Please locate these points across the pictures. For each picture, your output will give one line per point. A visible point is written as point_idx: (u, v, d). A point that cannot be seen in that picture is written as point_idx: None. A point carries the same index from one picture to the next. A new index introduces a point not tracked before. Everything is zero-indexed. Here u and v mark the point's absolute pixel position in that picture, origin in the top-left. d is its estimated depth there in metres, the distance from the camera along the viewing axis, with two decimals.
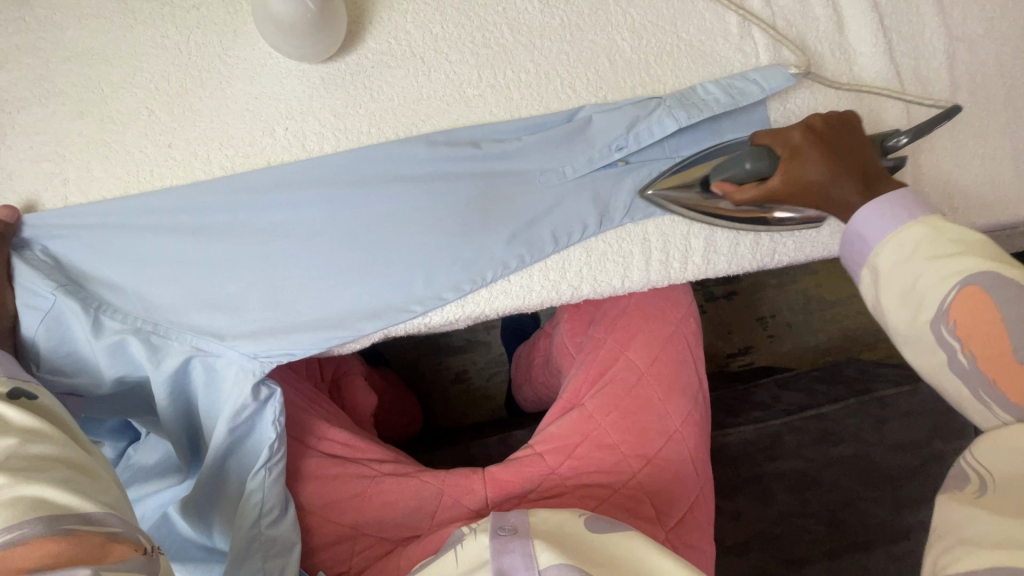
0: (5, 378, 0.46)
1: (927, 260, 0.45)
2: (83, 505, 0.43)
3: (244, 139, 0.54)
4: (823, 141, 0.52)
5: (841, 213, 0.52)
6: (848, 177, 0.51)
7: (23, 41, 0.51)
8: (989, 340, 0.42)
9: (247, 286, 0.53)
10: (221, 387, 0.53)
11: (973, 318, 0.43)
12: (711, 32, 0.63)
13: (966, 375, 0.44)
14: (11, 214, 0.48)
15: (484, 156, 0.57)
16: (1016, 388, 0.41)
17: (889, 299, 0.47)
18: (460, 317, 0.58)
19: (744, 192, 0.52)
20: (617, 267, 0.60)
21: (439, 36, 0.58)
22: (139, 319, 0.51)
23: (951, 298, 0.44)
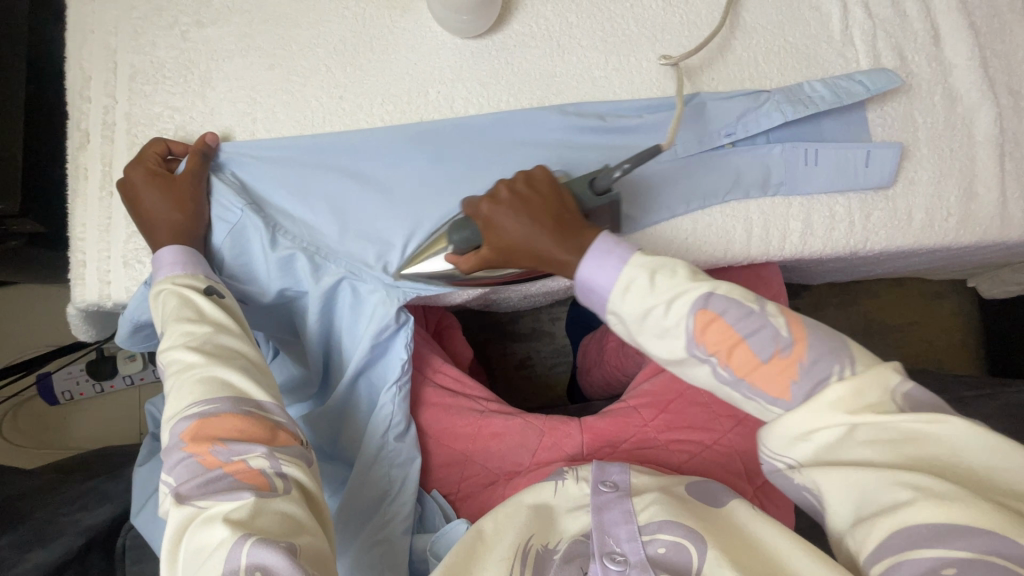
0: (202, 276, 0.53)
1: (660, 296, 0.44)
2: (261, 393, 0.49)
3: (403, 97, 0.62)
4: (503, 207, 0.50)
5: (554, 268, 0.49)
6: (541, 233, 0.49)
7: (232, 2, 0.61)
8: (732, 355, 0.43)
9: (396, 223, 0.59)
10: (364, 310, 0.59)
11: (717, 340, 0.44)
12: (815, 38, 0.69)
13: (732, 384, 0.44)
14: (212, 138, 0.57)
15: (607, 130, 0.64)
16: (771, 383, 0.43)
17: (646, 338, 0.46)
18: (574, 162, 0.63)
19: (465, 262, 0.53)
20: (720, 239, 0.65)
21: (573, 24, 0.66)
22: (305, 242, 0.58)
23: (690, 325, 0.44)
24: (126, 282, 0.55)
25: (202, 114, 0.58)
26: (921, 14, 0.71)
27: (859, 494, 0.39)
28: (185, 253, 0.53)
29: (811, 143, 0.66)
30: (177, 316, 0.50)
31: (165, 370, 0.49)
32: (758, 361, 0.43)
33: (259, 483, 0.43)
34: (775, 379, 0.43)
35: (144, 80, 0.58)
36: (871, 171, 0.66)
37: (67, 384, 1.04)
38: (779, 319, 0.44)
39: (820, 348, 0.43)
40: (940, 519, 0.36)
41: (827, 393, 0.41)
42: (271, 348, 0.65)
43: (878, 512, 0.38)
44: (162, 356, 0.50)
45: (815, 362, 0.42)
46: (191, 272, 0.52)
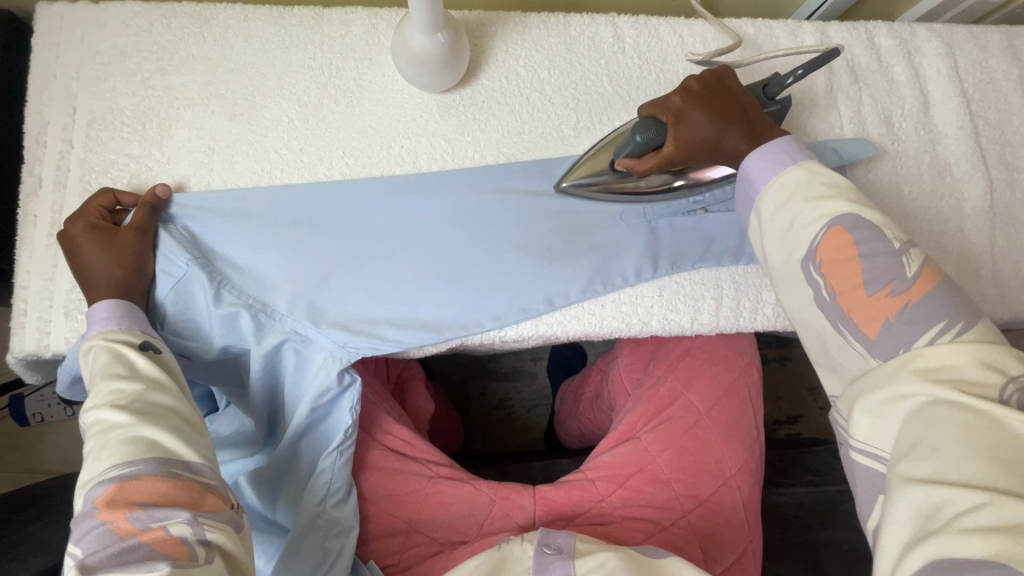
0: (139, 331, 0.52)
1: (802, 198, 0.48)
2: (191, 454, 0.47)
3: (364, 150, 0.60)
4: (699, 98, 0.54)
5: (727, 160, 0.55)
6: (735, 127, 0.53)
7: (199, 50, 0.60)
8: (848, 271, 0.44)
9: (347, 280, 0.58)
10: (308, 370, 0.57)
11: (839, 253, 0.45)
12: (798, 100, 0.67)
13: (827, 308, 0.45)
14: (164, 189, 0.56)
15: (571, 193, 0.62)
16: (865, 315, 0.43)
17: (769, 240, 0.50)
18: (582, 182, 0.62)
19: (645, 163, 0.54)
20: (687, 308, 0.62)
21: (545, 80, 0.64)
22: (252, 297, 0.56)
23: (820, 237, 0.46)
24: (65, 333, 0.53)
25: (157, 162, 0.58)
26: (910, 79, 0.69)
27: (924, 504, 0.34)
28: (121, 310, 0.51)
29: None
30: (107, 373, 0.48)
31: (88, 429, 0.47)
32: (868, 292, 0.44)
33: (178, 552, 0.41)
34: (875, 312, 0.43)
35: (102, 127, 0.58)
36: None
37: (38, 406, 1.04)
38: (913, 263, 0.44)
39: (938, 293, 0.42)
40: (988, 545, 0.30)
41: (926, 356, 0.40)
42: (223, 399, 0.63)
43: (933, 527, 0.33)
44: (87, 415, 0.48)
45: (921, 304, 0.42)
46: (127, 326, 0.51)
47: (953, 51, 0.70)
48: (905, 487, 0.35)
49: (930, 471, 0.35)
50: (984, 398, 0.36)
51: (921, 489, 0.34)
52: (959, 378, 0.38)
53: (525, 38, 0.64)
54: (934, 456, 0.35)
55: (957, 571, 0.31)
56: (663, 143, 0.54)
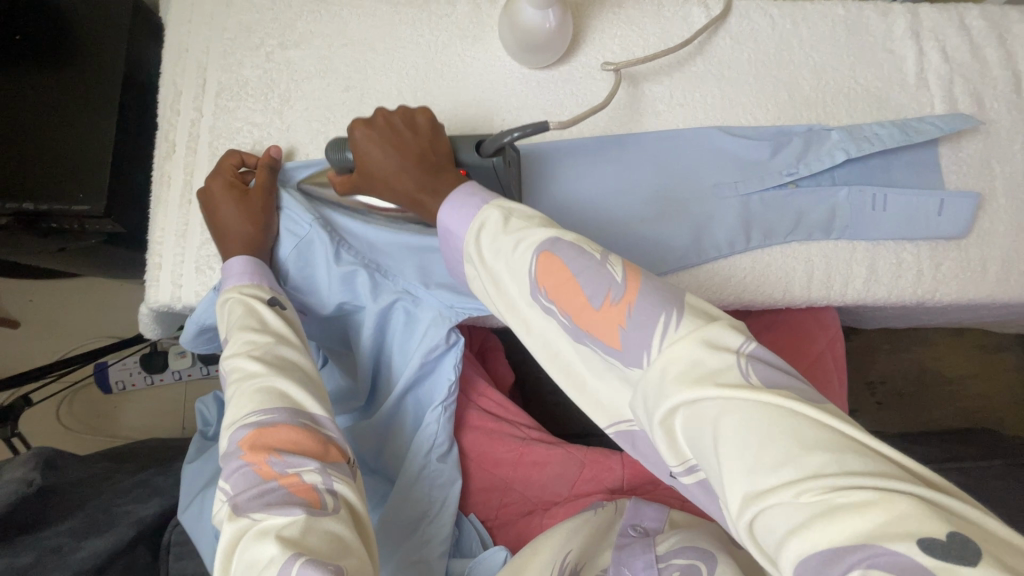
0: (268, 288, 0.55)
1: (511, 233, 0.40)
2: (317, 407, 0.48)
3: (468, 122, 0.63)
4: (386, 132, 0.49)
5: (417, 208, 0.48)
6: (411, 165, 0.48)
7: (316, 27, 0.64)
8: (570, 303, 0.37)
9: None
10: (417, 329, 0.60)
11: (556, 282, 0.37)
12: (888, 80, 0.68)
13: (571, 335, 0.37)
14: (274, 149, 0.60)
15: (665, 167, 0.64)
16: (600, 330, 0.36)
17: (500, 295, 0.40)
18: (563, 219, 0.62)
19: (341, 185, 0.54)
20: (780, 280, 0.63)
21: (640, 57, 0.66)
22: (366, 257, 0.59)
23: (534, 269, 0.38)
24: (195, 286, 0.57)
25: (278, 130, 0.62)
26: (1002, 60, 0.69)
27: (768, 507, 0.28)
28: (251, 266, 0.54)
29: (880, 188, 0.64)
30: (243, 324, 0.51)
31: (226, 377, 0.50)
32: (581, 317, 0.37)
33: (310, 499, 0.42)
34: (607, 326, 0.36)
35: (229, 97, 0.62)
36: (943, 220, 0.64)
37: (122, 374, 1.09)
38: (617, 265, 0.37)
39: (648, 294, 0.36)
40: (842, 526, 0.26)
41: (675, 358, 0.33)
42: (324, 358, 0.66)
43: (794, 517, 0.27)
44: (225, 363, 0.50)
45: (646, 308, 0.35)
46: (257, 283, 0.54)
47: None
48: (759, 501, 0.29)
49: (760, 467, 0.29)
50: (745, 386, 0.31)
51: (776, 498, 0.28)
52: (706, 371, 0.32)
53: (620, 18, 0.67)
54: (752, 445, 0.30)
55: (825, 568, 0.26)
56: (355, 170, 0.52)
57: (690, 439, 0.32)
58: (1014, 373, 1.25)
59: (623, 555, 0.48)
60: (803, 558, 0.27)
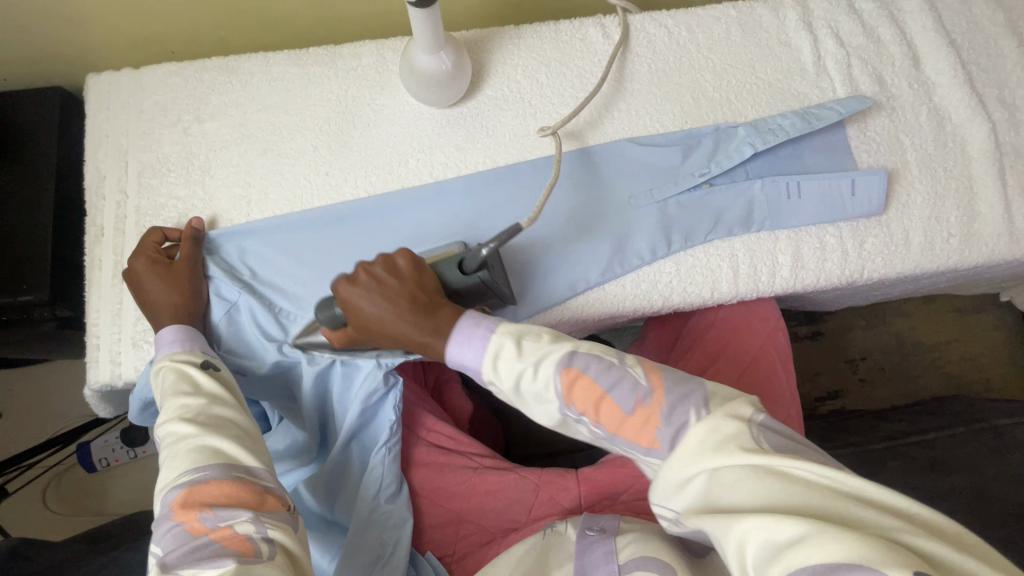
0: (200, 352, 0.55)
1: (526, 359, 0.45)
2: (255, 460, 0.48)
3: (385, 168, 0.66)
4: (375, 280, 0.52)
5: (419, 348, 0.50)
6: (404, 310, 0.50)
7: (230, 97, 0.67)
8: (600, 413, 0.43)
9: None
10: (354, 376, 0.61)
11: (584, 396, 0.43)
12: (788, 71, 0.70)
13: (607, 438, 0.43)
14: (196, 222, 0.62)
15: (580, 186, 0.65)
16: (634, 433, 0.42)
17: (528, 404, 0.45)
18: (562, 320, 0.64)
19: (337, 336, 0.56)
20: (705, 279, 0.64)
21: (544, 84, 0.69)
22: (293, 313, 0.61)
23: (558, 384, 0.44)
24: (133, 361, 0.59)
25: (201, 200, 0.64)
26: (896, 37, 0.71)
27: (766, 529, 0.33)
28: (181, 333, 0.55)
29: (792, 176, 0.65)
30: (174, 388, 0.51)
31: (160, 443, 0.49)
32: (604, 421, 0.43)
33: (243, 549, 0.42)
34: (637, 432, 0.42)
35: (151, 174, 0.64)
36: (858, 200, 0.65)
37: (104, 451, 1.09)
38: (638, 370, 0.44)
39: (674, 394, 0.42)
40: (838, 549, 0.31)
41: (696, 435, 0.39)
42: (275, 416, 0.66)
43: (787, 539, 0.32)
44: (158, 430, 0.50)
45: (673, 408, 0.41)
46: (188, 349, 0.54)
47: (936, 5, 0.72)
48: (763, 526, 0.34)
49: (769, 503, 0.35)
50: (757, 450, 0.37)
51: (777, 523, 0.33)
52: (722, 436, 0.38)
53: (520, 49, 0.69)
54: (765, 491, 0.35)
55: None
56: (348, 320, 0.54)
57: (700, 493, 0.38)
58: (993, 332, 1.25)
59: (586, 564, 0.49)
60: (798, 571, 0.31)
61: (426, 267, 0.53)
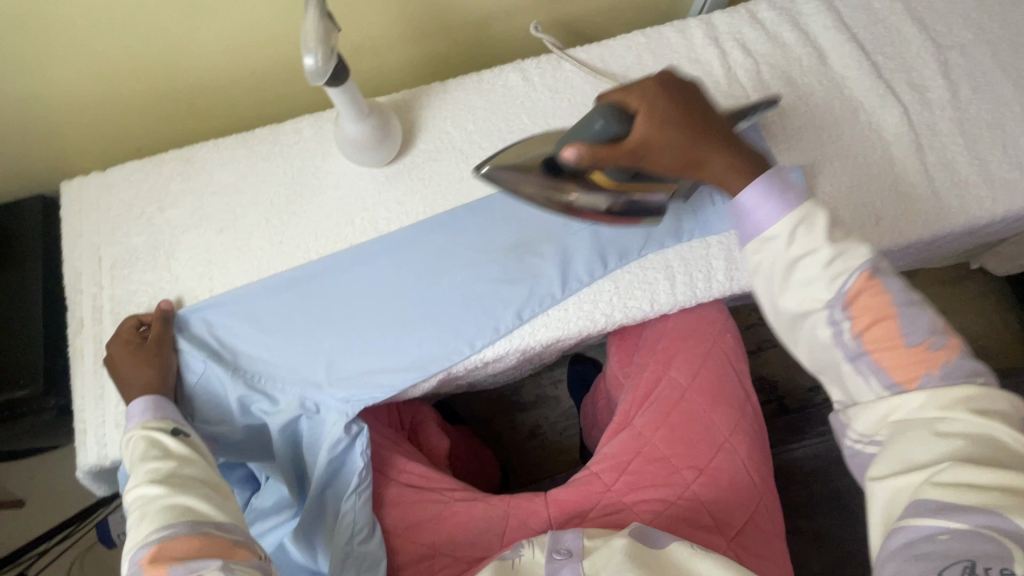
0: (169, 420, 0.59)
1: (829, 269, 0.54)
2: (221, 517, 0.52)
3: (333, 230, 0.70)
4: (662, 123, 0.58)
5: (694, 168, 0.61)
6: (705, 139, 0.60)
7: (187, 184, 0.73)
8: (881, 329, 0.52)
9: (336, 341, 0.66)
10: (323, 428, 0.65)
11: (865, 310, 0.53)
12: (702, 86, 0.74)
13: (846, 347, 0.53)
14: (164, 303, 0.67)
15: (512, 222, 0.69)
16: (896, 363, 0.51)
17: (795, 338, 0.56)
18: (510, 351, 0.66)
19: (599, 151, 0.56)
20: (644, 293, 0.67)
21: (472, 130, 0.73)
22: (259, 376, 0.66)
23: (847, 286, 0.53)
24: (118, 441, 0.63)
25: (168, 283, 0.69)
26: (800, 39, 0.75)
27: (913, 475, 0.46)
28: (152, 403, 0.60)
29: (714, 184, 0.68)
30: (144, 454, 0.55)
31: (130, 507, 0.53)
32: (930, 347, 0.51)
33: None
34: (914, 365, 0.51)
35: (122, 265, 0.70)
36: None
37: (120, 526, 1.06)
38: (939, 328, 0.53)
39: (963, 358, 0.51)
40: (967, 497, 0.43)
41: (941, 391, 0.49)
42: (263, 475, 0.69)
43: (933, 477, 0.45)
44: (128, 495, 0.54)
45: (956, 362, 0.51)
46: (158, 416, 0.59)
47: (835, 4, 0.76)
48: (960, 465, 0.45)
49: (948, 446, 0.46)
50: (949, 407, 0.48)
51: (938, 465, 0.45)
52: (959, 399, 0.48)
53: (447, 101, 0.74)
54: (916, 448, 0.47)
55: (937, 511, 0.43)
56: (626, 134, 0.58)
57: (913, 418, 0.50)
58: (982, 299, 1.23)
59: None
60: (924, 502, 0.44)
61: (689, 103, 0.61)
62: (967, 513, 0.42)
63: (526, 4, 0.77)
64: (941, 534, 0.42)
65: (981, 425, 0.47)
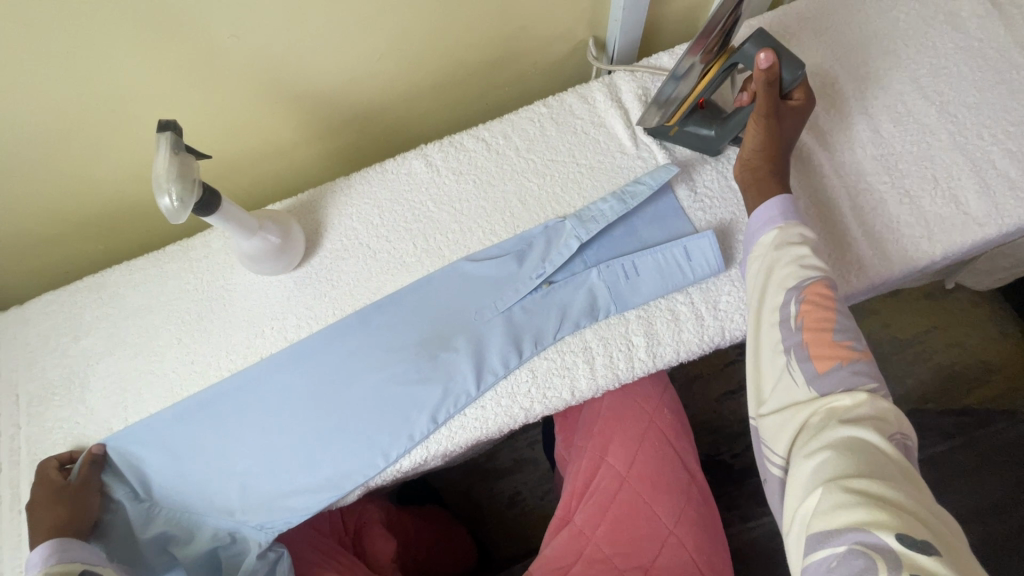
0: (78, 563, 0.55)
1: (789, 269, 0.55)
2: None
3: (243, 344, 0.69)
4: None
5: None
6: None
7: (101, 310, 0.72)
8: (816, 328, 0.51)
9: (250, 464, 0.64)
10: (244, 555, 0.64)
11: (819, 301, 0.52)
12: (608, 150, 0.71)
13: (787, 333, 0.53)
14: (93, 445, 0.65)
15: (423, 318, 0.66)
16: (818, 351, 0.50)
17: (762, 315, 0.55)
18: (430, 457, 0.63)
19: None
20: (563, 380, 0.63)
21: (379, 223, 0.72)
22: (178, 509, 0.64)
23: (808, 284, 0.53)
24: None
25: (82, 416, 0.68)
26: None
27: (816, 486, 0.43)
28: (57, 546, 0.56)
29: (626, 257, 0.65)
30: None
31: None
32: (854, 346, 0.50)
33: None
34: (827, 353, 0.50)
35: (38, 403, 0.69)
36: (695, 264, 0.64)
37: None
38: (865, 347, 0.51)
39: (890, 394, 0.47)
40: (851, 518, 0.39)
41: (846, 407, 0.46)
42: None
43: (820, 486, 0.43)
44: None
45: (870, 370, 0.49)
46: (65, 561, 0.55)
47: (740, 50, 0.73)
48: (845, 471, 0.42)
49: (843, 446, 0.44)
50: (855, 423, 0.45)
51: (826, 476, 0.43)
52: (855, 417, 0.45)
53: (352, 197, 0.73)
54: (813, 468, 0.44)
55: (828, 537, 0.40)
56: None
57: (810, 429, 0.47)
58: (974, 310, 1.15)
59: None
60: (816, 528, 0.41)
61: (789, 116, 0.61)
62: (845, 529, 0.39)
63: (426, 88, 0.77)
64: (832, 563, 0.39)
65: (855, 434, 0.44)
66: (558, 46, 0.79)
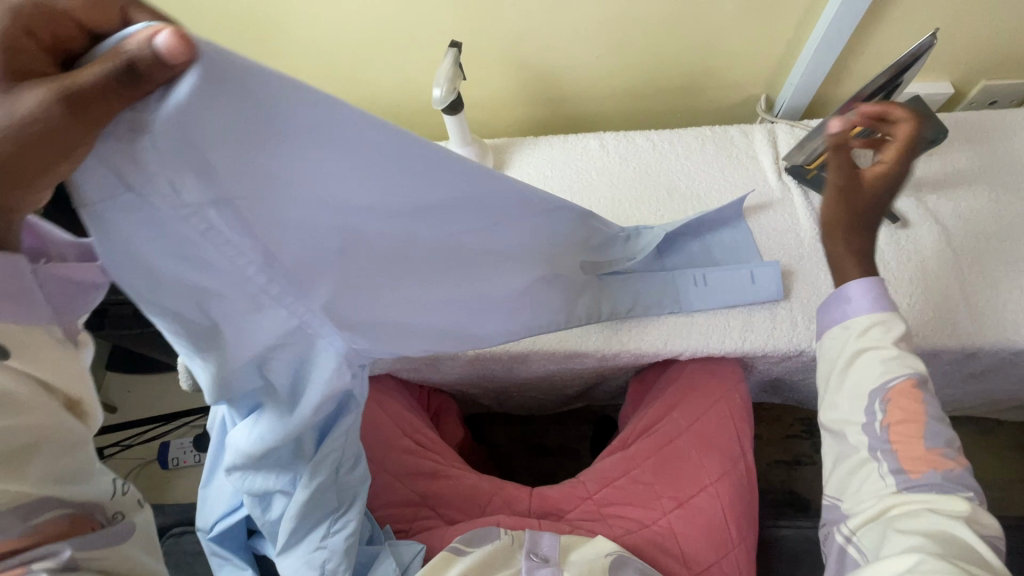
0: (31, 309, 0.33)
1: (882, 366, 0.55)
2: (118, 565, 0.38)
3: None
4: None
5: None
6: None
7: None
8: (907, 425, 0.53)
9: (372, 269, 0.48)
10: (314, 366, 0.47)
11: (905, 400, 0.53)
12: (753, 176, 0.84)
13: (870, 428, 0.54)
14: (179, 50, 0.29)
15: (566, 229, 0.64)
16: (903, 451, 0.52)
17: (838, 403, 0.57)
18: (533, 352, 0.76)
19: None
20: (661, 333, 0.75)
21: (549, 176, 0.89)
22: (244, 256, 0.38)
23: (896, 382, 0.53)
24: None
25: None
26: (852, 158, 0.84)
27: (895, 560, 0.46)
28: None
29: (700, 268, 0.76)
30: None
31: None
32: (940, 452, 0.52)
33: None
34: (912, 454, 0.52)
35: None
36: (758, 289, 0.74)
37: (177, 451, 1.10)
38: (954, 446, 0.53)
39: None
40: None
41: (930, 501, 0.49)
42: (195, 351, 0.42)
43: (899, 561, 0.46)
44: None
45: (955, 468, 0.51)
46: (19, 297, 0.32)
47: None
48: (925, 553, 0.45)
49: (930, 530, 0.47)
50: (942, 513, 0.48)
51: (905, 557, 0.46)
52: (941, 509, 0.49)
53: (535, 151, 0.92)
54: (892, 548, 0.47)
55: None
56: None
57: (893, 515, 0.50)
58: None
59: None
60: None
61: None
62: None
63: (617, 92, 0.95)
64: None
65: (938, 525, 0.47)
66: (733, 93, 0.95)
